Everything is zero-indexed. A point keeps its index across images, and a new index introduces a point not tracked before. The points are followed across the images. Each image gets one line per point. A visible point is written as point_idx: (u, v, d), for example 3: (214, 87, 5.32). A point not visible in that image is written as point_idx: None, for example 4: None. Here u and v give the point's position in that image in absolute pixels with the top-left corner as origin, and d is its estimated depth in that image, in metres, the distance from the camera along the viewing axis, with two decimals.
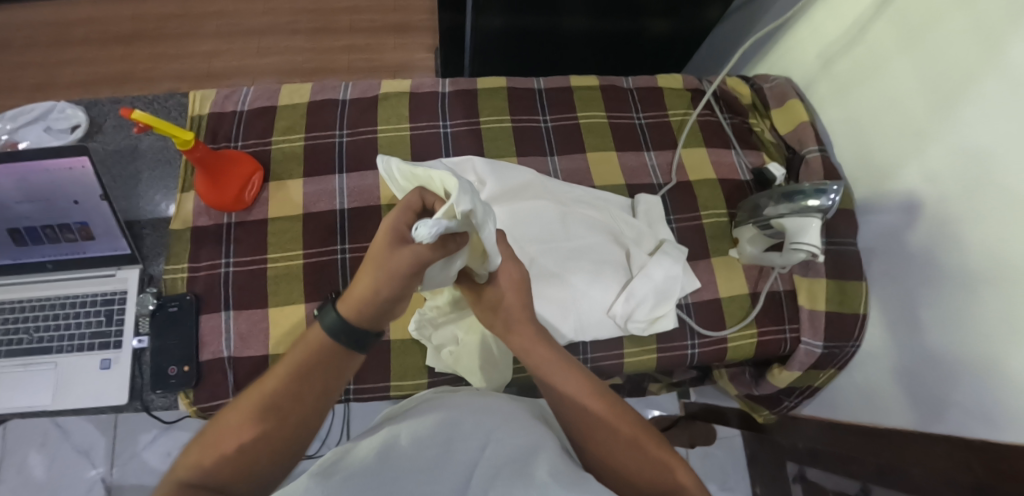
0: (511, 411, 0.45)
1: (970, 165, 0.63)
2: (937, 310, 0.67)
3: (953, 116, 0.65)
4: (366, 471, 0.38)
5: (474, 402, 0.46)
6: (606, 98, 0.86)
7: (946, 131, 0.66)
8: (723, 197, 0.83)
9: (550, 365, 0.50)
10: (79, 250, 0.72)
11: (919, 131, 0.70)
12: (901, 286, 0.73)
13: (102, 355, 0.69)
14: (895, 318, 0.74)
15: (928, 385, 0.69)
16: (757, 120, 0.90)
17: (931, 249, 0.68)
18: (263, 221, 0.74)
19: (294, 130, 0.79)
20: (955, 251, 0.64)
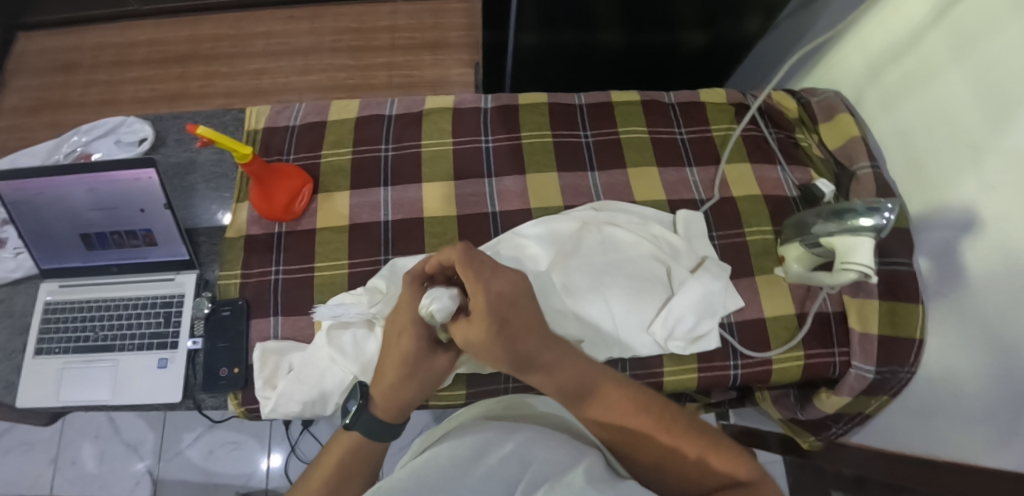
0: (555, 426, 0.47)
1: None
2: (996, 337, 0.64)
3: (1008, 131, 0.62)
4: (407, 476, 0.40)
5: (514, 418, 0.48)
6: (647, 113, 0.85)
7: (1007, 143, 0.62)
8: (768, 214, 0.81)
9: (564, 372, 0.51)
10: (141, 255, 0.76)
11: (975, 145, 0.66)
12: (965, 311, 0.69)
13: (159, 355, 0.73)
14: (953, 344, 0.71)
15: (988, 416, 0.65)
16: (805, 134, 0.88)
17: (988, 273, 0.65)
18: (310, 231, 0.78)
19: (341, 145, 0.82)
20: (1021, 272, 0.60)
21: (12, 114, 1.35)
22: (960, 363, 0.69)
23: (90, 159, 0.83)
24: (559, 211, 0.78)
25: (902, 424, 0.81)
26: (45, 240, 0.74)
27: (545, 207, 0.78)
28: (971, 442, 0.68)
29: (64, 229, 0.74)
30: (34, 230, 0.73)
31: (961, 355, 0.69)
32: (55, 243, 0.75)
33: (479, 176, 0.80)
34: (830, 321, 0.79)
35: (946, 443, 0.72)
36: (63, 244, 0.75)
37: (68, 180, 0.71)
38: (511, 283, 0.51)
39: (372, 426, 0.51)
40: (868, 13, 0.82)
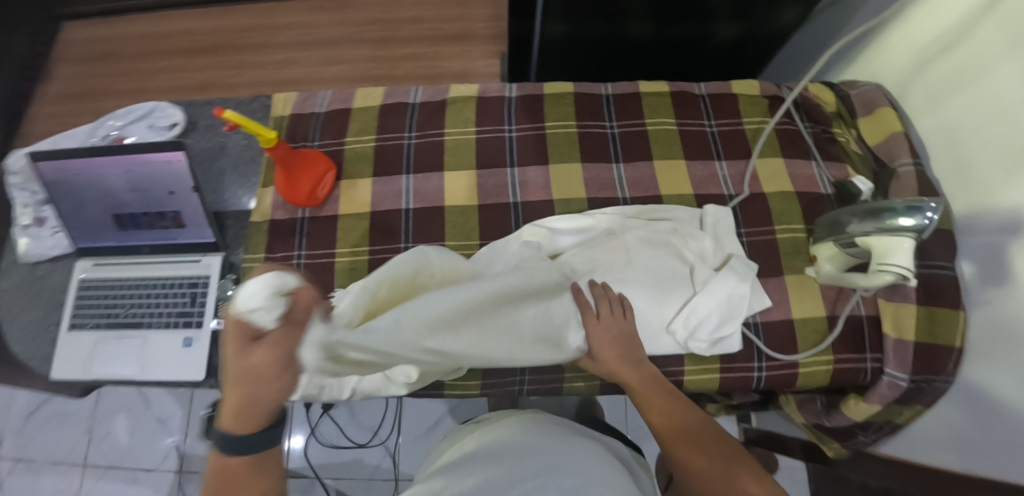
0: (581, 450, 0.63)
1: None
2: None
3: None
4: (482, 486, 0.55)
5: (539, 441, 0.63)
6: (676, 105, 0.83)
7: None
8: (799, 212, 0.78)
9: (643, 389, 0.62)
10: (170, 237, 0.78)
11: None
12: (1013, 320, 0.65)
13: (185, 333, 0.75)
14: (999, 356, 0.67)
15: None
16: (842, 129, 0.84)
17: None
18: (332, 217, 0.78)
19: (365, 132, 0.82)
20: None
21: (54, 100, 1.39)
22: (1006, 376, 0.66)
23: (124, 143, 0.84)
24: (582, 203, 0.77)
25: (935, 436, 0.77)
26: (82, 219, 0.77)
27: (568, 199, 0.77)
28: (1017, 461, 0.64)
29: (99, 209, 0.76)
30: (70, 209, 0.76)
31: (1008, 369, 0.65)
32: (91, 223, 0.77)
33: (501, 166, 0.79)
34: (863, 326, 0.76)
35: (986, 459, 0.68)
36: (98, 223, 0.77)
37: (104, 162, 0.73)
38: (619, 318, 0.65)
39: (224, 441, 0.43)
40: (916, 3, 0.78)
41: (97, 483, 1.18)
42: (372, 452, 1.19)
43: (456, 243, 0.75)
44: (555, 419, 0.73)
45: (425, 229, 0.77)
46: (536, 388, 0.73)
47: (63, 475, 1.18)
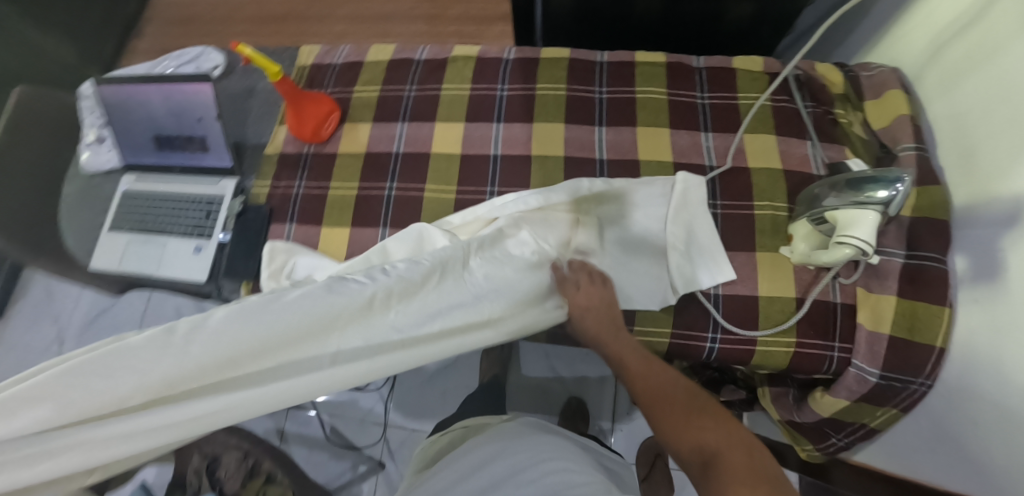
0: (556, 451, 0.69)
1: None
2: None
3: None
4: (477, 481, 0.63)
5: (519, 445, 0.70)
6: (670, 76, 0.83)
7: None
8: (784, 190, 0.76)
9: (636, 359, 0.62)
10: (197, 160, 0.89)
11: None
12: (1001, 318, 0.60)
13: (197, 242, 0.85)
14: (988, 359, 0.61)
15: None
16: (847, 111, 0.80)
17: None
18: (332, 155, 0.86)
19: (373, 83, 0.90)
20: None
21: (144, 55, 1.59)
22: (997, 382, 0.60)
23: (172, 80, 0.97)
24: (559, 161, 0.79)
25: (926, 448, 0.72)
26: (131, 138, 0.90)
27: (546, 155, 0.79)
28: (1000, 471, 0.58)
29: (143, 130, 0.89)
30: (121, 128, 0.89)
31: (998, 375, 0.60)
32: (137, 142, 0.90)
33: (489, 121, 0.83)
34: (835, 313, 0.72)
35: (979, 476, 0.63)
36: (142, 143, 0.90)
37: (148, 89, 0.86)
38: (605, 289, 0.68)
39: None
40: None
41: None
42: (367, 396, 1.26)
43: (435, 186, 0.80)
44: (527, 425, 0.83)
45: (411, 172, 0.82)
46: None
47: None
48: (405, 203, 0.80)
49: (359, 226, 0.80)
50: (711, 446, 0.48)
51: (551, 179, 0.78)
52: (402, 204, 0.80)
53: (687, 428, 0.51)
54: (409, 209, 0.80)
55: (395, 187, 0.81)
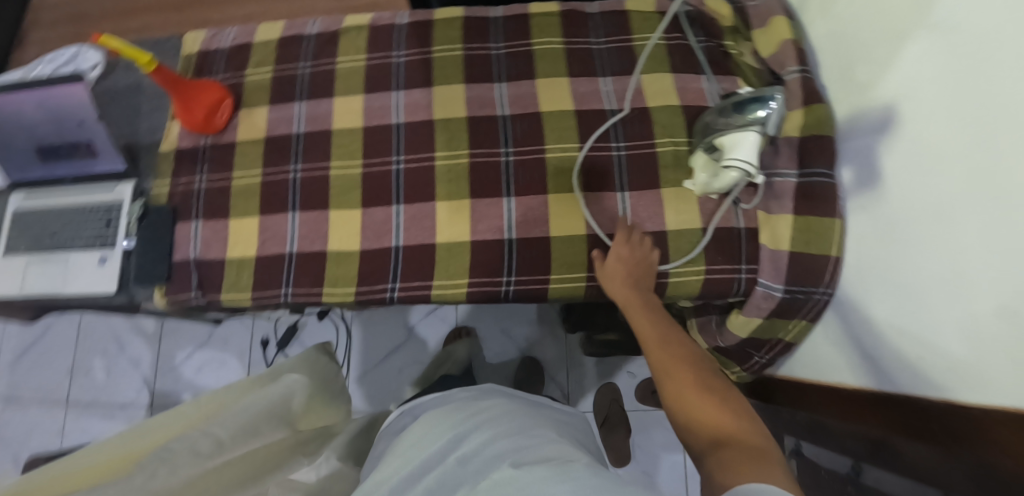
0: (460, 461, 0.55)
1: (963, 65, 0.52)
2: (931, 250, 0.57)
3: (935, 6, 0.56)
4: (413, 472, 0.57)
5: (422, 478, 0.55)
6: (564, 24, 0.83)
7: (934, 20, 0.56)
8: (683, 124, 0.77)
9: (648, 333, 0.62)
10: (88, 167, 0.85)
11: (907, 32, 0.60)
12: (892, 222, 0.63)
13: (100, 253, 0.81)
14: (892, 270, 0.64)
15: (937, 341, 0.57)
16: (738, 42, 0.83)
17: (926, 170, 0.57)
18: (231, 143, 0.83)
19: (265, 64, 0.86)
20: (953, 168, 0.54)
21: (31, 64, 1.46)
22: (900, 283, 0.62)
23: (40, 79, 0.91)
24: (461, 121, 0.78)
25: (835, 352, 0.77)
26: (11, 151, 0.84)
27: (448, 118, 0.78)
28: (886, 368, 0.66)
29: (24, 143, 0.84)
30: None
31: (901, 276, 0.62)
32: (17, 156, 0.85)
33: (387, 90, 0.81)
34: (740, 237, 0.75)
35: (881, 376, 0.67)
36: (23, 157, 0.85)
37: (18, 98, 0.80)
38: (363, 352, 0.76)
39: None
40: None
41: (78, 419, 1.25)
42: None
43: (341, 162, 0.78)
44: (508, 409, 0.68)
45: (313, 152, 0.80)
46: (409, 302, 0.73)
47: (47, 412, 1.26)
48: (312, 184, 0.78)
49: (268, 213, 0.78)
50: (696, 422, 0.50)
51: (455, 141, 0.77)
52: (308, 186, 0.78)
53: (675, 394, 0.54)
54: (315, 190, 0.78)
55: (300, 168, 0.79)
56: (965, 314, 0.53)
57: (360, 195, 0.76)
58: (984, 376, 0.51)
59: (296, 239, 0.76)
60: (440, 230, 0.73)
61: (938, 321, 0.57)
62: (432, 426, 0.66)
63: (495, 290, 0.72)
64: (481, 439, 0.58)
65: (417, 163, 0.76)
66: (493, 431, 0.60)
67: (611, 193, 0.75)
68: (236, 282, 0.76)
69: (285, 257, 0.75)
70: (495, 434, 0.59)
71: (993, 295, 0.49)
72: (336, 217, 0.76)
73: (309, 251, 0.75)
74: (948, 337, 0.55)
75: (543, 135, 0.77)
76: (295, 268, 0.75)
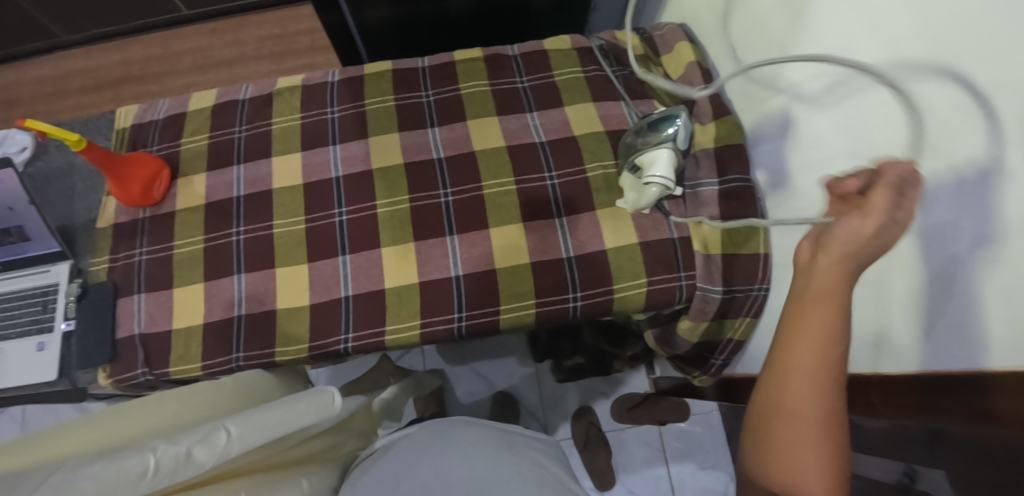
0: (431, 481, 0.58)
1: (840, 71, 0.58)
2: None
3: (807, 18, 0.62)
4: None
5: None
6: (488, 68, 0.88)
7: (809, 31, 0.62)
8: (609, 149, 0.82)
9: (814, 334, 0.38)
10: (19, 251, 0.82)
11: (791, 43, 0.65)
12: (800, 216, 0.69)
13: (38, 339, 0.79)
14: None
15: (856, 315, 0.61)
16: (650, 69, 0.89)
17: (831, 161, 0.61)
18: (171, 213, 0.83)
19: (201, 132, 0.87)
20: (842, 159, 0.59)
21: None
22: None
23: None
24: (399, 168, 0.81)
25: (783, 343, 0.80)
26: None
27: (386, 166, 0.81)
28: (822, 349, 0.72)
29: None
30: None
31: None
32: None
33: (324, 145, 0.84)
34: (676, 248, 0.78)
35: None
36: None
37: None
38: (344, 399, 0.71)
39: None
40: None
41: None
42: None
43: (284, 220, 0.79)
44: (479, 435, 0.69)
45: (256, 213, 0.80)
46: (364, 352, 0.74)
47: None
48: (256, 245, 0.78)
49: (213, 278, 0.77)
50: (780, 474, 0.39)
51: (395, 187, 0.79)
52: (252, 247, 0.78)
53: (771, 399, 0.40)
54: (260, 249, 0.78)
55: (243, 231, 0.79)
56: (869, 289, 0.58)
57: (306, 250, 0.77)
58: (889, 346, 0.56)
59: (244, 301, 0.76)
60: (387, 275, 0.75)
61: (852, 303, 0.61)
62: (393, 456, 0.68)
63: (449, 328, 0.73)
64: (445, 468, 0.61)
65: (359, 213, 0.78)
66: (481, 455, 0.64)
67: (550, 220, 0.78)
68: (185, 352, 0.74)
69: (234, 320, 0.75)
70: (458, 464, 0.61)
71: (885, 272, 0.54)
72: (283, 275, 0.76)
73: (259, 312, 0.75)
74: (863, 314, 0.59)
75: (478, 173, 0.80)
76: (245, 331, 0.74)
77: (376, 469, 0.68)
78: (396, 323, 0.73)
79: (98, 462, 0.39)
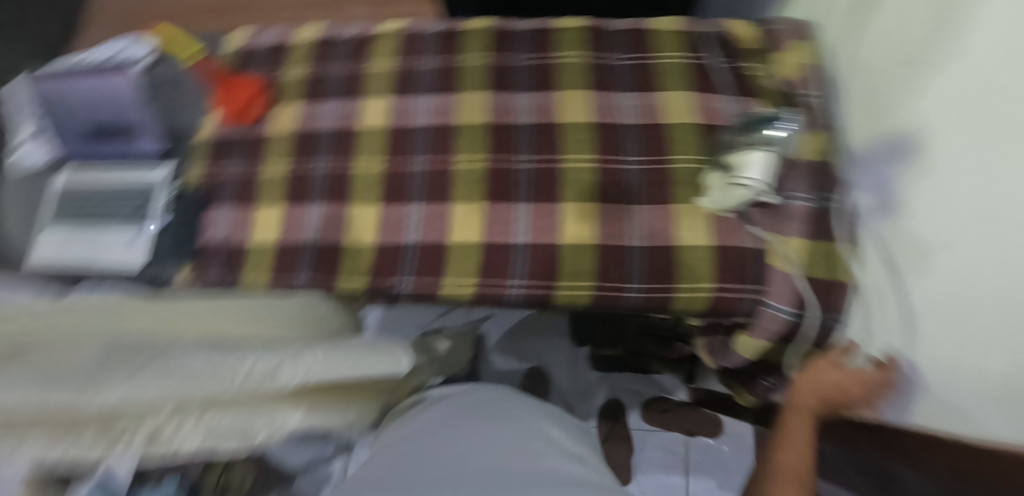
0: (467, 448, 0.56)
1: (974, 92, 0.52)
2: (948, 273, 0.55)
3: (957, 27, 0.55)
4: (417, 451, 0.57)
5: (427, 457, 0.55)
6: (588, 40, 0.86)
7: (956, 42, 0.55)
8: (699, 142, 0.78)
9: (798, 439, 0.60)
10: (133, 148, 0.91)
11: (925, 62, 0.60)
12: (903, 247, 0.63)
13: (133, 233, 0.84)
14: (909, 294, 0.61)
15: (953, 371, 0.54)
16: (760, 65, 0.84)
17: (953, 190, 0.54)
18: (264, 135, 0.87)
19: (303, 65, 0.91)
20: (965, 190, 0.52)
21: None
22: (915, 305, 0.60)
23: (89, 62, 0.95)
24: (482, 127, 0.81)
25: None
26: (69, 131, 0.92)
27: (471, 122, 0.81)
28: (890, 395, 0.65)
29: (79, 123, 0.91)
30: (62, 120, 0.91)
31: (918, 298, 0.60)
32: (75, 138, 0.92)
33: (414, 93, 0.85)
34: (750, 258, 0.73)
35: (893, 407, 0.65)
36: (79, 137, 0.92)
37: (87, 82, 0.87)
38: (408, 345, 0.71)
39: None
40: None
41: None
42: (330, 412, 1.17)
43: (365, 159, 0.82)
44: (522, 413, 0.67)
45: (341, 148, 0.83)
46: (417, 298, 0.75)
47: None
48: (336, 178, 0.81)
49: (291, 203, 0.81)
50: None
51: (475, 145, 0.80)
52: (332, 179, 0.81)
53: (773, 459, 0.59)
54: (339, 183, 0.81)
55: (326, 163, 0.83)
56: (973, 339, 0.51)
57: (380, 191, 0.79)
58: (983, 409, 0.49)
59: (317, 229, 0.79)
60: (454, 229, 0.76)
61: (952, 353, 0.54)
62: (441, 414, 0.66)
63: (503, 292, 0.74)
64: (485, 438, 0.58)
65: (436, 164, 0.79)
66: (527, 435, 0.60)
67: (622, 205, 0.76)
68: (257, 266, 0.79)
69: (305, 245, 0.78)
70: (498, 436, 0.58)
71: (993, 322, 0.48)
72: (355, 211, 0.79)
73: (329, 241, 0.78)
74: (960, 370, 0.53)
75: (560, 145, 0.79)
76: (313, 257, 0.78)
77: (415, 420, 0.67)
78: (454, 277, 0.74)
79: (198, 358, 0.42)
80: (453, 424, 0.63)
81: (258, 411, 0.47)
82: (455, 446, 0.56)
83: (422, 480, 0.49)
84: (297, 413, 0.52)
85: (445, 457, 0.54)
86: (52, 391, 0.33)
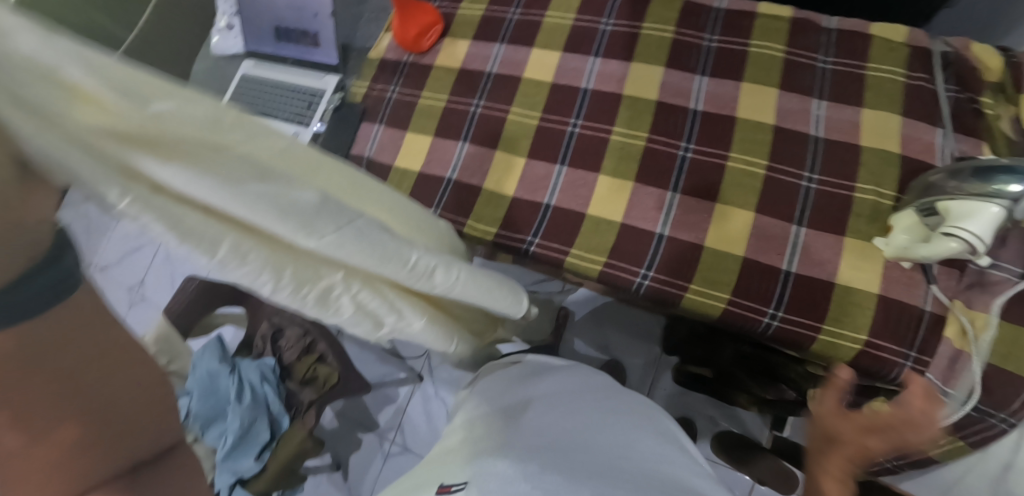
0: (588, 424, 0.50)
1: None
2: None
3: None
4: (531, 416, 0.52)
5: (542, 424, 0.50)
6: (792, 33, 0.76)
7: None
8: (895, 176, 0.68)
9: None
10: (308, 54, 0.97)
11: None
12: None
13: (296, 129, 0.93)
14: None
15: None
16: (998, 103, 0.69)
17: None
18: (428, 65, 0.88)
19: (480, 2, 0.90)
20: None
21: None
22: None
23: None
24: (649, 104, 0.76)
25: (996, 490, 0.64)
26: (257, 27, 0.98)
27: (637, 96, 0.76)
28: None
29: (266, 21, 0.97)
30: (251, 15, 0.98)
31: None
32: (260, 33, 0.99)
33: (585, 54, 0.81)
34: (920, 323, 0.63)
35: None
36: (264, 33, 0.99)
37: None
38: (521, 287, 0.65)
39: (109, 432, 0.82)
40: None
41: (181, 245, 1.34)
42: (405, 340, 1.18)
43: (521, 111, 0.80)
44: (635, 398, 0.60)
45: (499, 93, 0.83)
46: (540, 261, 0.74)
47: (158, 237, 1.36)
48: (488, 122, 0.81)
49: (441, 136, 0.82)
50: None
51: (637, 121, 0.75)
52: (484, 123, 0.81)
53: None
54: (490, 128, 0.81)
55: (481, 105, 0.82)
56: None
57: (528, 145, 0.78)
58: None
59: (458, 168, 0.80)
60: (594, 203, 0.73)
61: None
62: (548, 381, 0.61)
63: (630, 279, 0.70)
64: (604, 416, 0.52)
65: (592, 131, 0.76)
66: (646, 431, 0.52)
67: (784, 223, 0.68)
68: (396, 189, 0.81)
69: (443, 181, 0.79)
70: (619, 419, 0.52)
71: None
72: (499, 159, 0.78)
73: (467, 183, 0.79)
74: None
75: (730, 142, 0.72)
76: (449, 194, 0.79)
77: (518, 380, 0.62)
78: (581, 251, 0.72)
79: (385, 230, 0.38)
80: (566, 393, 0.57)
81: (394, 307, 0.45)
82: (573, 419, 0.51)
83: (543, 452, 0.44)
84: (420, 320, 0.49)
85: (563, 431, 0.48)
86: (285, 218, 0.30)
